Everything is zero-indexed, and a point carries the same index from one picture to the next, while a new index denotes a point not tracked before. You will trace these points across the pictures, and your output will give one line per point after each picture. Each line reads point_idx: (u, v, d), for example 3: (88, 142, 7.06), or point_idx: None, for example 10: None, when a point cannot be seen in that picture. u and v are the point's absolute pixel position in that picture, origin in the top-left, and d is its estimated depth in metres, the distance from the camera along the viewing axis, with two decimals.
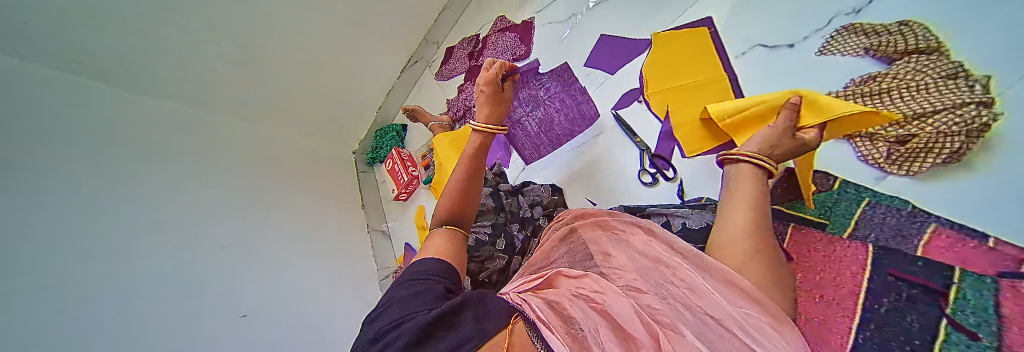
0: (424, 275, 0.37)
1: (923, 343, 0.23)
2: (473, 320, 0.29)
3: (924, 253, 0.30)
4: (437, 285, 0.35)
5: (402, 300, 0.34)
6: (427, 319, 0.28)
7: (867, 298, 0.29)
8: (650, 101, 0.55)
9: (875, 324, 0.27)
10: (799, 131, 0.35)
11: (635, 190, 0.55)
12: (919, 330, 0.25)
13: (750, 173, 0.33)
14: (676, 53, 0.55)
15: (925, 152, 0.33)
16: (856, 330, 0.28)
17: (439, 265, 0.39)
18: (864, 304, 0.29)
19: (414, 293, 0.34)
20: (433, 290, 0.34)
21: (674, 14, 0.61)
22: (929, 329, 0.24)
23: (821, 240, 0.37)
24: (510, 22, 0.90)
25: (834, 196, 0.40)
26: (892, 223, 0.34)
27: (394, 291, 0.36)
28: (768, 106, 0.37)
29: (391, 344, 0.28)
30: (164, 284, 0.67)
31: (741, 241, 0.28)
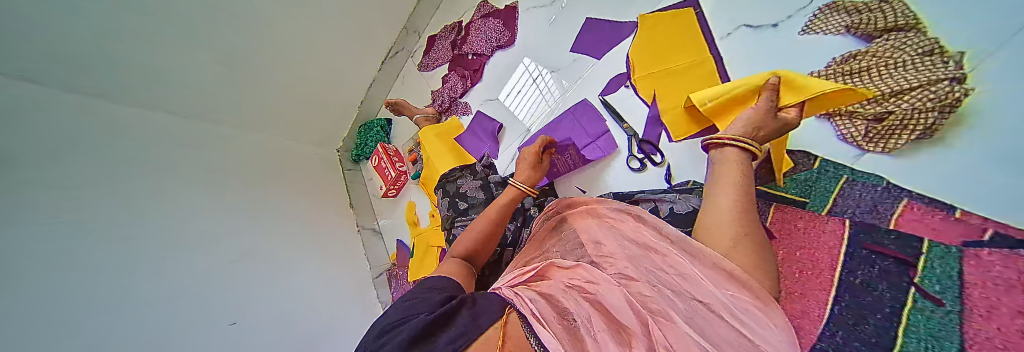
0: (430, 288, 0.38)
1: (892, 310, 0.25)
2: (468, 319, 0.29)
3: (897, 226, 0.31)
4: (437, 295, 0.36)
5: (404, 307, 0.34)
6: (426, 320, 0.29)
7: (843, 271, 0.30)
8: (638, 87, 0.54)
9: (850, 294, 0.28)
10: (778, 111, 0.35)
11: (623, 176, 0.55)
12: (890, 297, 0.26)
13: (736, 156, 0.33)
14: (663, 36, 0.54)
15: (901, 128, 0.34)
16: (832, 301, 0.29)
17: (447, 281, 0.40)
18: (840, 276, 0.30)
19: (416, 301, 0.35)
20: (431, 298, 0.35)
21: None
22: (897, 295, 0.25)
23: (802, 217, 0.38)
24: (493, 7, 0.87)
25: (814, 175, 0.41)
26: (868, 199, 0.35)
27: (395, 303, 0.37)
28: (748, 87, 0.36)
29: (389, 341, 0.28)
30: (171, 295, 0.63)
31: (728, 225, 0.28)
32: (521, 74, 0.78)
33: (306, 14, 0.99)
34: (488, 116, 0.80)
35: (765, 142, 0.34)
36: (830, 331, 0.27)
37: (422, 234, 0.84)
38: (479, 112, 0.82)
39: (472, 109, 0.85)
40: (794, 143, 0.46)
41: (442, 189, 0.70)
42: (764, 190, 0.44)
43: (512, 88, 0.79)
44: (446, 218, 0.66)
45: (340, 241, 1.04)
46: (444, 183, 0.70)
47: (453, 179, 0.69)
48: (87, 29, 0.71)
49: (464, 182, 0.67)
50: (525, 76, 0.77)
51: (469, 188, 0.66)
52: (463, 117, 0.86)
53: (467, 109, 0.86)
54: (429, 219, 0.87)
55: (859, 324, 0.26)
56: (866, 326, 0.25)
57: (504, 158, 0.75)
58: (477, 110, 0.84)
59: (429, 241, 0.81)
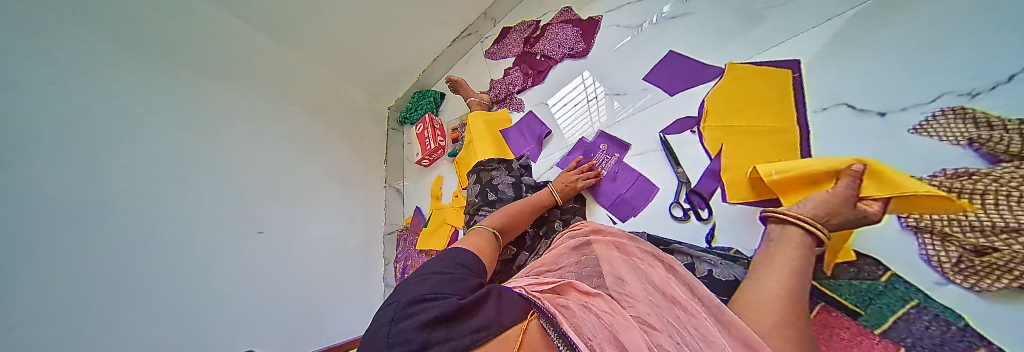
0: (459, 264, 0.41)
1: None
2: (494, 312, 0.29)
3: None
4: (468, 276, 0.38)
5: (438, 276, 0.37)
6: (458, 305, 0.30)
7: None
8: (704, 135, 0.52)
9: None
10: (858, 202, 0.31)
11: (660, 220, 0.53)
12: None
13: (797, 237, 0.31)
14: (750, 90, 0.51)
15: (1001, 270, 0.30)
16: None
17: (471, 259, 0.43)
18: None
19: (450, 278, 0.36)
20: (462, 280, 0.37)
21: (755, 49, 0.58)
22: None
23: (848, 328, 0.35)
24: (575, 15, 0.86)
25: (878, 287, 0.37)
26: (935, 333, 0.31)
27: (426, 269, 0.40)
28: (819, 170, 0.34)
29: (420, 314, 0.29)
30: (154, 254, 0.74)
31: (772, 304, 0.27)
32: (579, 87, 0.77)
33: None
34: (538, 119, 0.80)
35: (835, 228, 0.31)
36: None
37: (441, 210, 0.87)
38: (531, 112, 0.82)
39: (525, 107, 0.85)
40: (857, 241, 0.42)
41: (476, 175, 0.72)
42: (814, 285, 0.40)
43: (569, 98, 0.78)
44: (472, 203, 0.69)
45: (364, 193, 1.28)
46: (479, 170, 0.72)
47: (490, 168, 0.72)
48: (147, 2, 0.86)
49: (498, 175, 0.69)
50: (582, 90, 0.76)
51: (502, 183, 0.68)
52: (515, 112, 0.86)
53: (520, 106, 0.86)
54: (451, 198, 0.89)
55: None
56: None
57: (542, 164, 0.74)
58: (529, 110, 0.84)
59: (446, 218, 0.84)
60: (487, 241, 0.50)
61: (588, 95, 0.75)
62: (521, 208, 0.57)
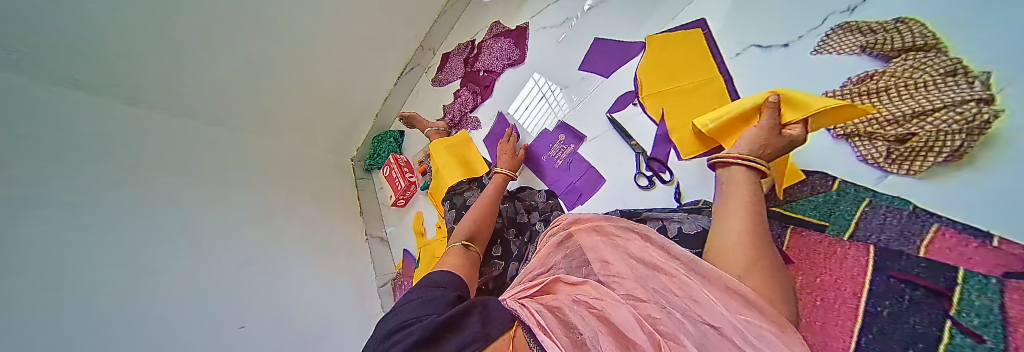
0: (437, 284, 0.40)
1: (928, 345, 0.23)
2: (479, 326, 0.30)
3: (928, 255, 0.29)
4: (447, 292, 0.38)
5: (416, 300, 0.37)
6: (438, 323, 0.31)
7: (870, 300, 0.29)
8: (646, 105, 0.55)
9: (876, 326, 0.27)
10: (783, 129, 0.34)
11: (631, 193, 0.54)
12: (925, 333, 0.24)
13: (744, 176, 0.33)
14: (671, 55, 0.55)
15: (925, 151, 0.33)
16: (859, 332, 0.28)
17: (449, 277, 0.42)
18: (865, 305, 0.29)
19: (428, 298, 0.37)
20: (440, 297, 0.37)
21: (668, 17, 0.61)
22: (937, 329, 0.23)
23: (822, 241, 0.37)
24: (504, 27, 0.91)
25: (833, 197, 0.39)
26: (894, 223, 0.33)
27: (408, 295, 0.40)
28: (747, 107, 0.37)
29: (402, 340, 0.30)
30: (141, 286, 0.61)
31: (739, 248, 0.28)
32: (532, 89, 0.79)
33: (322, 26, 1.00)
34: (496, 131, 0.81)
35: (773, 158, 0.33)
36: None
37: (428, 245, 0.85)
38: (489, 127, 0.83)
39: (482, 123, 0.86)
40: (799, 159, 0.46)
41: (449, 201, 0.71)
42: (781, 212, 0.42)
43: (524, 102, 0.79)
44: (452, 231, 0.67)
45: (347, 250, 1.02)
46: (452, 195, 0.71)
47: (460, 191, 0.71)
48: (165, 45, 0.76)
49: (470, 195, 0.69)
50: (537, 90, 0.78)
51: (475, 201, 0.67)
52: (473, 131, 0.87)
53: (477, 124, 0.87)
54: (435, 231, 0.88)
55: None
56: None
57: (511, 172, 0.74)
58: (486, 125, 0.85)
59: (434, 252, 0.81)
60: (464, 257, 0.50)
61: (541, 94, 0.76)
62: (477, 210, 0.57)
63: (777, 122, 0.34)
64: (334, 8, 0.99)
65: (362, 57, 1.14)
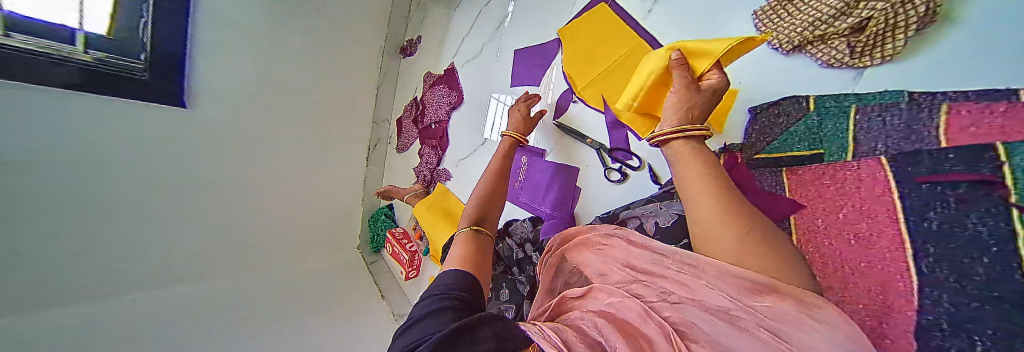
0: (439, 292, 0.30)
1: (1005, 247, 0.18)
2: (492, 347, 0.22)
3: (950, 144, 0.24)
4: (448, 302, 0.28)
5: (426, 312, 0.28)
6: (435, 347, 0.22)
7: (910, 221, 0.25)
8: (586, 97, 0.51)
9: (936, 246, 0.23)
10: (702, 80, 0.33)
11: (608, 191, 0.51)
12: (994, 237, 0.19)
13: (687, 148, 0.30)
14: (585, 40, 0.54)
15: (889, 32, 0.31)
16: (914, 259, 0.25)
17: (456, 277, 0.32)
18: (908, 228, 0.25)
19: (425, 314, 0.28)
20: (457, 301, 0.28)
21: (570, 6, 0.61)
22: (1007, 225, 0.18)
23: (823, 173, 0.34)
24: (435, 75, 0.93)
25: (819, 118, 0.36)
26: (894, 121, 0.29)
27: (412, 312, 0.30)
28: (654, 76, 0.36)
29: None
30: None
31: (725, 227, 0.25)
32: (495, 106, 0.74)
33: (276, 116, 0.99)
34: (465, 175, 0.79)
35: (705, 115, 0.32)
36: (928, 300, 0.23)
37: None
38: (459, 173, 0.81)
39: (450, 171, 0.84)
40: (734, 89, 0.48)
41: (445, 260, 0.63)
42: (773, 158, 0.40)
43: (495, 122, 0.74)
44: None
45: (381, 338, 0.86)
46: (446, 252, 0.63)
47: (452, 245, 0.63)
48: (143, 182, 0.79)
49: None
50: (500, 105, 0.73)
51: None
52: (447, 182, 0.84)
53: (447, 173, 0.85)
54: None
55: (965, 286, 0.21)
56: (976, 281, 0.20)
57: None
58: (455, 172, 0.83)
59: None
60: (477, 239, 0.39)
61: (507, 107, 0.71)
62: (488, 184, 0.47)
63: (690, 77, 0.32)
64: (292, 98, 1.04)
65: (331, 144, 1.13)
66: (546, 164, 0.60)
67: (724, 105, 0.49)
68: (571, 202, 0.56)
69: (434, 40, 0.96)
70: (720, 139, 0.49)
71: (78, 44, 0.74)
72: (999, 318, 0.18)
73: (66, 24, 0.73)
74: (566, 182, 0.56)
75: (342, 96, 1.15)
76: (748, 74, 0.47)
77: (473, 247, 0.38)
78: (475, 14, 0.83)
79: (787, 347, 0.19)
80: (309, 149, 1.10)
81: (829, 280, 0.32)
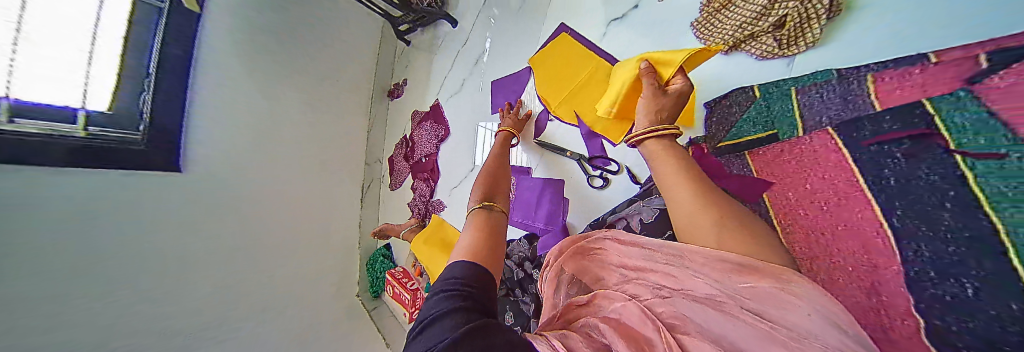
0: (451, 288, 0.29)
1: (962, 191, 0.20)
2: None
3: (885, 107, 0.28)
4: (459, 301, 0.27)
5: (442, 311, 0.26)
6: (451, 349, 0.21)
7: (870, 183, 0.27)
8: (560, 114, 0.56)
9: (899, 199, 0.25)
10: (665, 84, 0.37)
11: (594, 198, 0.53)
12: (948, 183, 0.21)
13: (659, 147, 0.33)
14: (552, 66, 0.60)
15: (808, 19, 0.36)
16: (883, 215, 0.26)
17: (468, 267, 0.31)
18: (869, 186, 0.27)
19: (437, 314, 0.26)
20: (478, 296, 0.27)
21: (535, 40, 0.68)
22: (953, 172, 0.21)
23: (783, 150, 0.36)
24: (421, 113, 0.98)
25: (766, 104, 0.40)
26: (830, 95, 0.33)
27: (422, 313, 0.29)
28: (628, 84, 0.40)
29: None
30: None
31: (706, 215, 0.27)
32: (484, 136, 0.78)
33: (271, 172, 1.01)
34: (459, 204, 0.81)
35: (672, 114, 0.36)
36: (909, 250, 0.24)
37: None
38: (452, 202, 0.83)
39: (444, 201, 0.86)
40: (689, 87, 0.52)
41: None
42: (733, 144, 0.43)
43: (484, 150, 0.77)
44: None
45: None
46: None
47: None
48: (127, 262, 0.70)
49: None
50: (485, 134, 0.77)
51: None
52: (442, 213, 0.85)
53: (442, 204, 0.86)
54: None
55: (938, 229, 0.22)
56: (943, 228, 0.22)
57: None
58: (448, 202, 0.84)
59: None
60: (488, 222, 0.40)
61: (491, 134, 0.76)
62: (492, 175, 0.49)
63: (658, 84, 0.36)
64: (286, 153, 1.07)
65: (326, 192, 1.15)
66: (534, 182, 0.62)
67: (685, 105, 0.51)
68: (561, 213, 0.57)
69: (420, 82, 1.03)
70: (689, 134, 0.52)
71: (79, 123, 0.71)
72: (977, 259, 0.19)
73: (69, 105, 0.71)
74: (555, 196, 0.58)
75: (334, 145, 1.19)
76: (697, 74, 0.52)
77: (484, 229, 0.38)
78: (453, 55, 0.92)
79: (771, 325, 0.21)
80: (309, 199, 1.08)
81: (813, 250, 0.32)
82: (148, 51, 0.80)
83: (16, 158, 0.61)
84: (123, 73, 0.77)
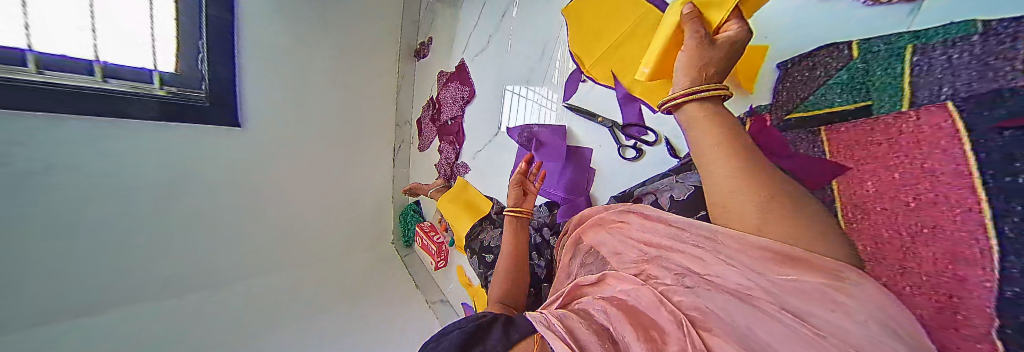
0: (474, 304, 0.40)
1: None
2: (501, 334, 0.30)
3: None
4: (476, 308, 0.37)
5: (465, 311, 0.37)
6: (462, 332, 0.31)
7: (986, 180, 0.21)
8: (595, 76, 0.51)
9: (1023, 203, 0.19)
10: (719, 34, 0.30)
11: (622, 169, 0.50)
12: None
13: (700, 112, 0.28)
14: (588, 16, 0.51)
15: None
16: (989, 223, 0.21)
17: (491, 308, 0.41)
18: (986, 181, 0.21)
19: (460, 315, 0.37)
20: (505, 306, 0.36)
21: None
22: None
23: (875, 129, 0.30)
24: (447, 74, 0.96)
25: (864, 66, 0.32)
26: (964, 55, 0.24)
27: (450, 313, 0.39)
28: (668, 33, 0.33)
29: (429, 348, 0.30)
30: None
31: (743, 195, 0.24)
32: (508, 101, 0.75)
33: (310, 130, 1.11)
34: (482, 168, 0.82)
35: (722, 72, 0.30)
36: (1014, 269, 0.20)
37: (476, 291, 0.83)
38: (475, 166, 0.84)
39: (468, 164, 0.88)
40: (760, 45, 0.44)
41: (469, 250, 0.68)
42: (804, 120, 0.37)
43: (509, 113, 0.75)
44: (480, 276, 0.64)
45: (416, 326, 0.95)
46: (470, 242, 0.68)
47: (475, 235, 0.68)
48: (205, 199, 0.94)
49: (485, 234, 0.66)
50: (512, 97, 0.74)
51: (491, 238, 0.64)
52: (466, 175, 0.87)
53: (466, 167, 0.88)
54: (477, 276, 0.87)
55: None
56: None
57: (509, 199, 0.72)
58: (472, 164, 0.86)
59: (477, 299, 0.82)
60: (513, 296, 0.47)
61: (516, 98, 0.72)
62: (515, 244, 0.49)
63: (705, 32, 0.30)
64: (323, 111, 1.14)
65: (361, 150, 1.25)
66: (560, 148, 0.59)
67: (750, 63, 0.44)
68: (585, 184, 0.55)
69: (446, 38, 0.98)
70: (744, 102, 0.45)
71: (156, 82, 0.83)
72: None
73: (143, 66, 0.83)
74: (580, 165, 0.56)
75: (365, 104, 1.23)
76: (777, 27, 0.43)
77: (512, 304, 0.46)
78: (480, 6, 0.84)
79: (811, 331, 0.18)
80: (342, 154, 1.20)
81: (885, 251, 0.28)
82: (196, 13, 0.85)
83: (117, 113, 0.78)
84: (178, 37, 0.86)
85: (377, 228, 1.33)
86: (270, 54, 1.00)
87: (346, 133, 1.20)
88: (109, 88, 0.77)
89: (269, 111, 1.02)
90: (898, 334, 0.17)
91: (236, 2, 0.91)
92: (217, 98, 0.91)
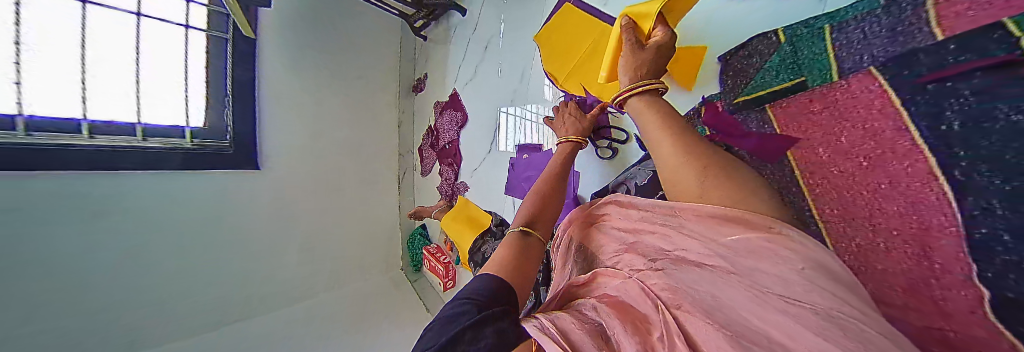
0: (470, 295, 0.31)
1: None
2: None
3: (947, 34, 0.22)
4: (468, 308, 0.29)
5: (455, 312, 0.29)
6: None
7: (924, 133, 0.23)
8: (567, 88, 0.56)
9: (963, 148, 0.21)
10: (650, 40, 0.35)
11: (602, 167, 0.56)
12: None
13: (643, 103, 0.33)
14: (553, 39, 0.58)
15: None
16: (937, 170, 0.23)
17: (490, 285, 0.32)
18: (923, 137, 0.24)
19: (451, 315, 0.29)
20: (495, 318, 0.27)
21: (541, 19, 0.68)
22: None
23: (814, 100, 0.33)
24: (442, 103, 1.04)
25: (792, 46, 0.35)
26: (876, 27, 0.28)
27: (444, 308, 0.32)
28: (612, 44, 0.38)
29: None
30: None
31: (686, 167, 0.28)
32: (501, 120, 0.80)
33: (322, 167, 1.20)
34: (481, 184, 0.86)
35: (655, 72, 0.34)
36: (973, 212, 0.21)
37: None
38: (474, 182, 0.89)
39: (467, 182, 0.92)
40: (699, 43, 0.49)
41: (474, 262, 0.71)
42: (747, 103, 0.40)
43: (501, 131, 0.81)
44: None
45: None
46: (473, 255, 0.72)
47: (478, 248, 0.71)
48: (229, 239, 1.00)
49: (486, 248, 0.69)
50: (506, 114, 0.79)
51: (493, 251, 0.67)
52: (466, 193, 0.91)
53: (465, 185, 0.92)
54: None
55: (1017, 186, 0.18)
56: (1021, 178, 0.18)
57: (508, 211, 0.76)
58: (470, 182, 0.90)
59: None
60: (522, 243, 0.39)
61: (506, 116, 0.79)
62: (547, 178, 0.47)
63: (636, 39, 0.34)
64: (332, 148, 1.23)
65: (369, 182, 1.33)
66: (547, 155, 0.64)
67: (692, 61, 0.49)
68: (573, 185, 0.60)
69: (438, 73, 1.08)
70: (695, 95, 0.48)
71: (186, 136, 0.94)
72: None
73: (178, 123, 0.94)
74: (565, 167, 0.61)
75: (370, 139, 1.33)
76: (708, 29, 0.48)
77: (516, 249, 0.38)
78: (465, 43, 0.94)
79: (759, 289, 0.21)
80: (351, 187, 1.27)
81: (852, 212, 0.30)
82: (224, 77, 0.99)
83: (153, 164, 0.87)
84: (208, 96, 0.98)
85: (386, 256, 1.36)
86: (288, 101, 1.12)
87: (355, 167, 1.28)
88: (146, 144, 0.87)
89: (285, 154, 1.11)
90: (829, 274, 0.20)
91: (259, 62, 1.05)
92: (241, 145, 1.01)
